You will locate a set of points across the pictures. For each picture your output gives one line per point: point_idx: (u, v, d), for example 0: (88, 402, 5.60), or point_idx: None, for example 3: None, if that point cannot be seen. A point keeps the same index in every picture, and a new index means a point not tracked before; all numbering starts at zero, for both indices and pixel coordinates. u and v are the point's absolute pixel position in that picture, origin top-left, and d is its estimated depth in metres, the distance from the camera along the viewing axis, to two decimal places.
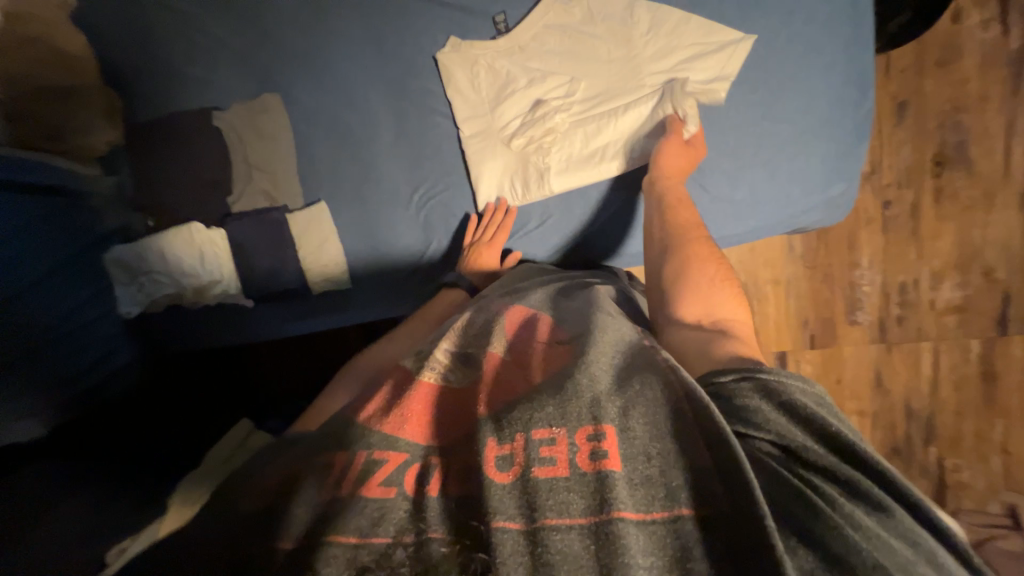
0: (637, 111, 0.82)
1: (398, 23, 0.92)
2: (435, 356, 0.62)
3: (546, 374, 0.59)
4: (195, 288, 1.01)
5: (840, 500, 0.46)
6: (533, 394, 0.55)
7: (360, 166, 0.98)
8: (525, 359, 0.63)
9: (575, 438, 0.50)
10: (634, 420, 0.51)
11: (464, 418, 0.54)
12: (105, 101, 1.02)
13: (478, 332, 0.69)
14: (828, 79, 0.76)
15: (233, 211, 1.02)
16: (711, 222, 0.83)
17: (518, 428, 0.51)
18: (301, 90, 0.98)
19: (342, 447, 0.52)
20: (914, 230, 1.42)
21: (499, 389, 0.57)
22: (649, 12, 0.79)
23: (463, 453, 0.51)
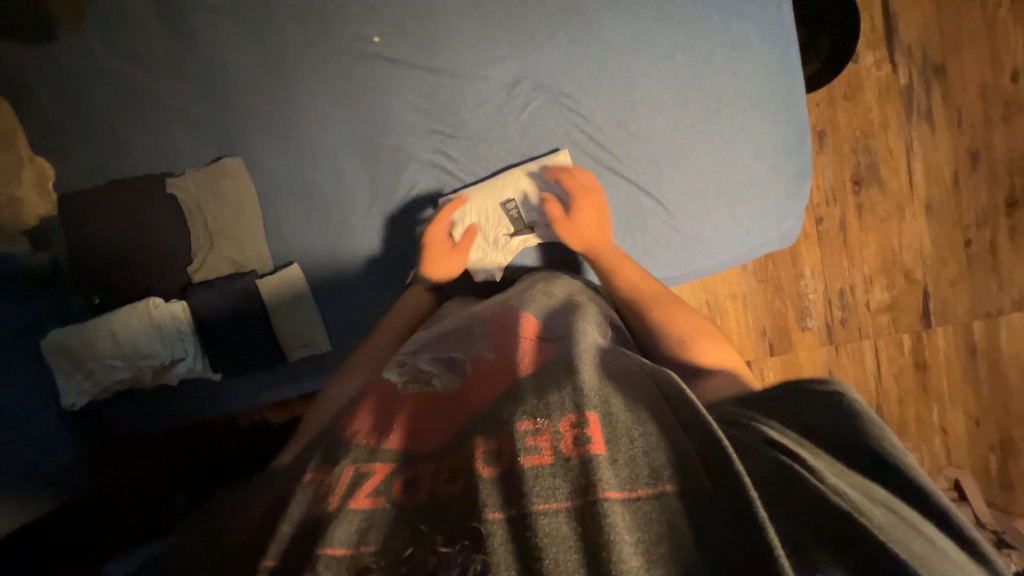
0: (609, 161, 0.87)
1: (365, 84, 0.91)
2: (422, 369, 0.62)
3: (530, 368, 0.58)
4: (158, 371, 0.92)
5: (826, 476, 0.42)
6: (518, 391, 0.53)
7: (332, 225, 0.95)
8: (505, 354, 0.62)
9: (559, 426, 0.47)
10: (615, 406, 0.49)
11: (454, 421, 0.55)
12: (36, 172, 0.93)
13: (462, 338, 0.68)
14: (773, 128, 0.85)
15: (194, 280, 0.96)
16: (684, 258, 0.88)
17: (502, 427, 0.48)
18: (265, 152, 0.95)
19: (330, 465, 0.49)
20: (845, 241, 1.59)
21: (481, 392, 0.57)
22: (612, 73, 0.85)
23: (454, 458, 0.49)
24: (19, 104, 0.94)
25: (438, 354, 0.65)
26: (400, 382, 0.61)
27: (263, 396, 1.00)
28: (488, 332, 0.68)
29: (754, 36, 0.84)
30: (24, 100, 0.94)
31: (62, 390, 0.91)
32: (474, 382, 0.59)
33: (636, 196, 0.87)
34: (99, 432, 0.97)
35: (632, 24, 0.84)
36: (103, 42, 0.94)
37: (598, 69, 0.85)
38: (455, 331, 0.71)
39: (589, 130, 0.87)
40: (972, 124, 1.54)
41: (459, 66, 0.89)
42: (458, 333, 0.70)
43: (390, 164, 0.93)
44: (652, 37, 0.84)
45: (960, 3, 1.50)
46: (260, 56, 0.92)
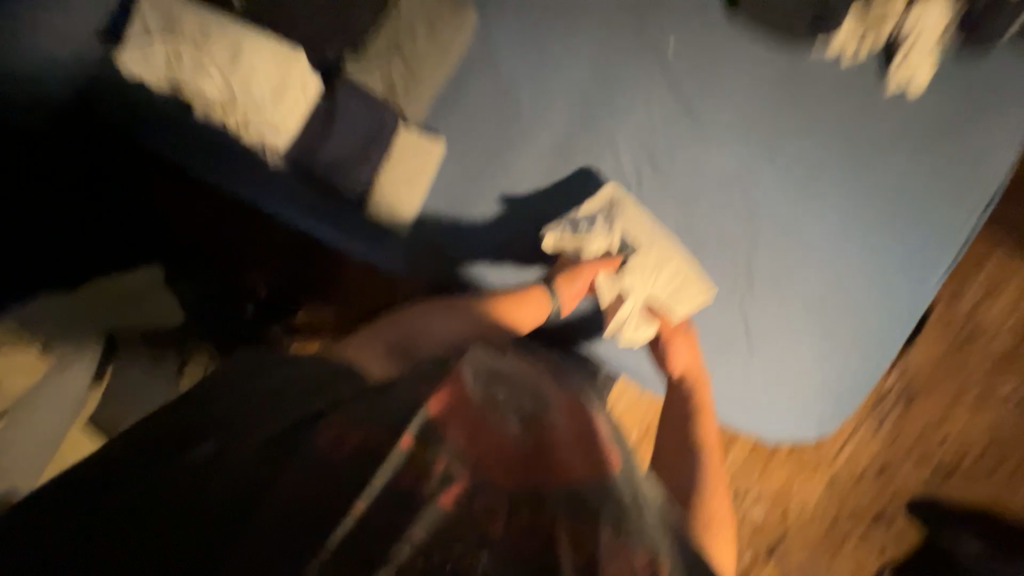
0: (744, 288, 0.90)
1: (631, 65, 0.88)
2: (506, 402, 0.62)
3: (605, 467, 0.54)
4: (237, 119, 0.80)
5: None
6: (591, 480, 0.50)
7: (501, 143, 0.89)
8: (576, 432, 0.60)
9: (626, 544, 0.43)
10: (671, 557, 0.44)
11: (523, 462, 0.51)
12: None
13: (541, 396, 0.67)
14: (855, 370, 0.94)
15: (340, 71, 0.83)
16: (724, 401, 0.93)
17: (578, 500, 0.47)
18: (502, 35, 0.88)
19: (420, 439, 0.50)
20: (828, 486, 1.25)
21: (559, 455, 0.53)
22: (798, 234, 0.90)
23: (525, 502, 0.46)
24: None
25: (521, 400, 0.63)
26: (478, 408, 0.58)
27: (298, 217, 0.88)
28: (564, 403, 0.68)
29: (912, 300, 0.90)
30: None
31: (139, 10, 0.75)
32: (557, 441, 0.56)
33: (736, 332, 0.91)
34: (103, 115, 0.86)
35: (843, 217, 0.89)
36: None
37: (797, 224, 0.89)
38: (530, 384, 0.70)
39: (751, 256, 0.90)
40: None
41: (708, 119, 0.88)
42: (533, 390, 0.69)
43: (588, 136, 0.89)
44: (847, 233, 0.89)
45: None
46: None
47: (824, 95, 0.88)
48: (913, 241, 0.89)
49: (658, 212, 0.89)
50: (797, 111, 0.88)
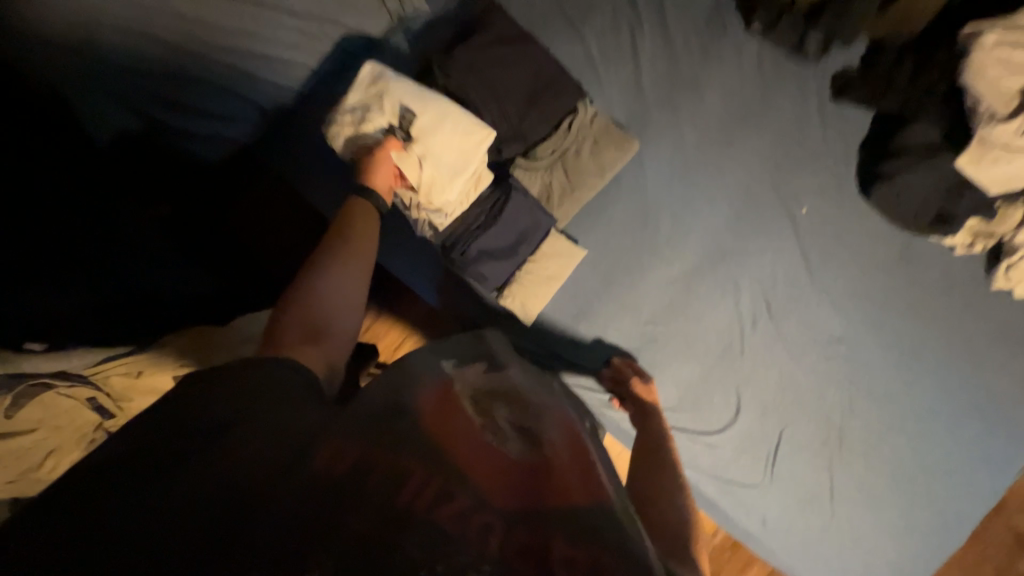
0: (835, 447, 0.94)
1: (763, 218, 0.96)
2: (493, 422, 0.51)
3: (603, 495, 0.45)
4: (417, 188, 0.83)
5: None
6: (589, 512, 0.41)
7: (632, 262, 0.95)
8: (575, 455, 0.50)
9: None
10: None
11: (513, 486, 0.41)
12: None
13: (527, 408, 0.57)
14: (924, 548, 0.95)
15: (507, 171, 0.92)
16: (795, 552, 0.94)
17: (585, 538, 0.37)
18: (654, 167, 0.96)
19: (391, 451, 0.40)
20: None
21: (547, 478, 0.44)
22: (888, 402, 0.95)
23: (524, 531, 0.37)
24: None
25: (509, 417, 0.54)
26: (468, 424, 0.48)
27: (422, 281, 0.96)
28: (559, 423, 0.58)
29: (986, 490, 0.95)
30: None
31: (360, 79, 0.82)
32: (536, 461, 0.46)
33: (819, 486, 0.93)
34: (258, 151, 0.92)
35: (930, 398, 0.95)
36: None
37: (889, 394, 0.95)
38: (530, 403, 0.59)
39: (844, 418, 0.94)
40: None
41: (825, 282, 0.95)
42: (533, 406, 0.59)
43: (716, 274, 0.95)
44: (935, 414, 0.95)
45: None
46: (726, 117, 0.97)
47: (928, 284, 0.96)
48: (988, 435, 0.96)
49: (765, 355, 0.94)
50: (903, 293, 0.96)
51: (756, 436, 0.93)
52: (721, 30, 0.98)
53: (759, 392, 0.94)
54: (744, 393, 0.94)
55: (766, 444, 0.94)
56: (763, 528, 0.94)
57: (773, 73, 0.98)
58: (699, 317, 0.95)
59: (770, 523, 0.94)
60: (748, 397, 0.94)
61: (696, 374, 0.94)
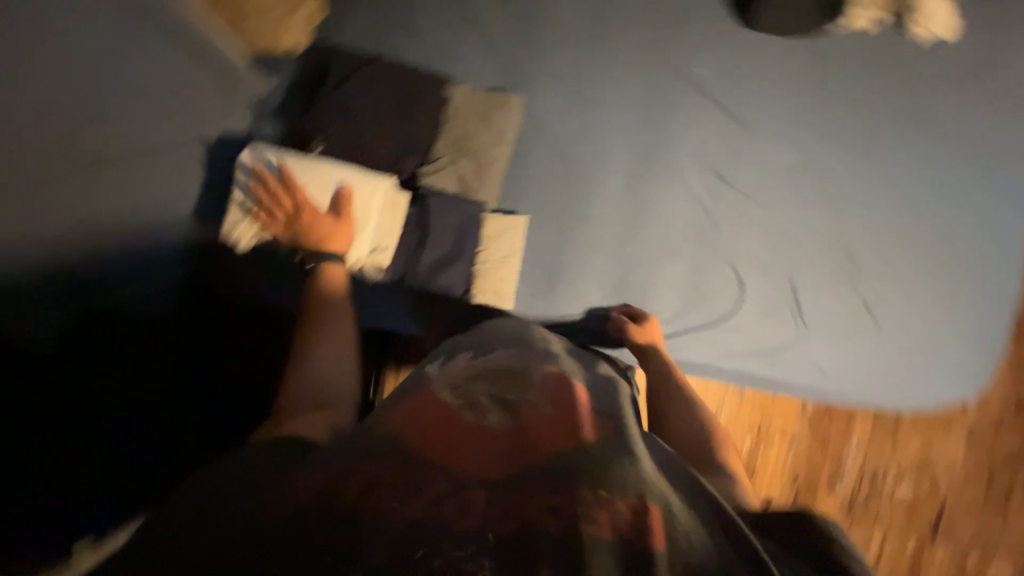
0: (851, 268, 0.91)
1: (668, 97, 0.94)
2: (474, 397, 0.51)
3: (593, 436, 0.47)
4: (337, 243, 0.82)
5: None
6: (573, 458, 0.42)
7: (574, 202, 0.94)
8: (555, 407, 0.50)
9: (621, 506, 0.37)
10: (680, 507, 0.39)
11: (495, 459, 0.43)
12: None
13: (508, 370, 0.57)
14: (978, 310, 0.93)
15: (417, 183, 0.91)
16: (869, 382, 0.91)
17: (566, 484, 0.39)
18: (546, 106, 0.95)
19: (359, 459, 0.41)
20: (971, 440, 1.21)
21: (532, 439, 0.45)
22: (874, 198, 0.92)
23: (506, 498, 0.38)
24: None
25: (491, 386, 0.54)
26: (434, 416, 0.48)
27: (403, 322, 0.94)
28: (544, 372, 0.57)
29: (998, 226, 0.94)
30: None
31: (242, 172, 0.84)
32: (521, 427, 0.47)
33: (856, 310, 0.91)
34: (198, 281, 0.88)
35: (910, 173, 0.93)
36: None
37: (870, 191, 0.92)
38: (515, 366, 0.58)
39: (845, 237, 0.91)
40: None
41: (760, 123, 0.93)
42: (516, 366, 0.59)
43: (658, 172, 0.93)
44: (921, 189, 0.93)
45: None
46: (588, 26, 0.95)
47: (856, 72, 0.93)
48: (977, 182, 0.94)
49: (740, 219, 0.92)
50: (836, 93, 0.93)
51: (774, 297, 0.91)
52: None
53: (753, 255, 0.92)
54: (739, 263, 0.92)
55: (786, 299, 0.91)
56: (827, 376, 0.91)
57: None
58: (661, 219, 0.93)
59: (828, 368, 0.91)
60: (744, 266, 0.92)
61: (687, 271, 0.93)
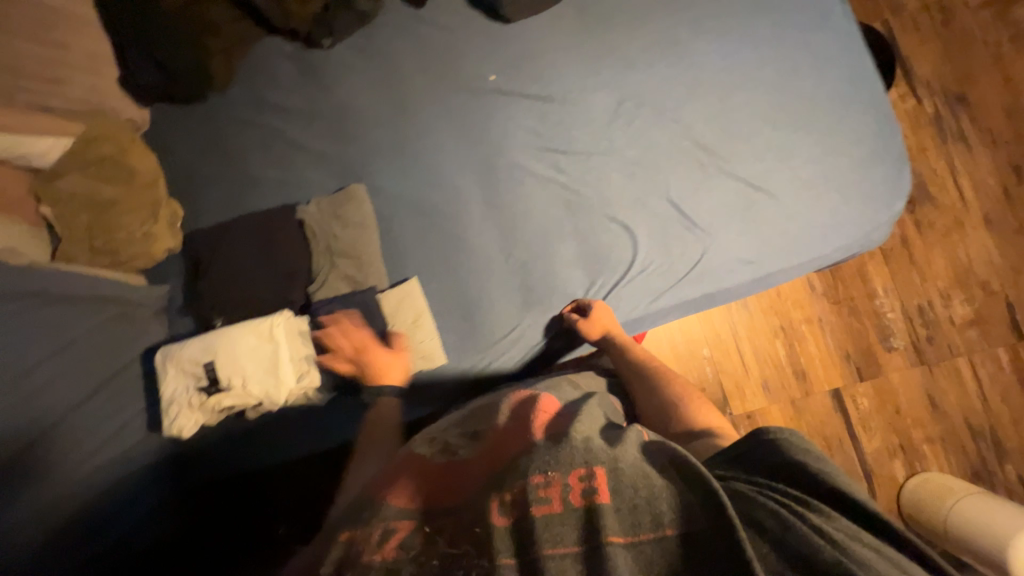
0: (714, 160, 0.91)
1: (478, 112, 1.00)
2: (449, 444, 0.67)
3: (543, 433, 0.62)
4: (263, 395, 0.86)
5: (846, 542, 0.46)
6: (526, 451, 0.58)
7: (450, 241, 0.99)
8: (519, 425, 0.65)
9: (567, 479, 0.52)
10: (621, 463, 0.54)
11: (464, 479, 0.59)
12: (149, 199, 1.02)
13: (483, 414, 0.74)
14: (865, 121, 0.89)
15: (313, 301, 0.98)
16: (799, 246, 0.89)
17: (517, 480, 0.53)
18: (385, 179, 1.02)
19: (361, 520, 0.55)
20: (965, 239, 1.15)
21: (495, 454, 0.61)
22: (699, 89, 0.93)
23: (473, 505, 0.53)
24: (175, 168, 1.09)
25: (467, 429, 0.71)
26: (432, 458, 0.64)
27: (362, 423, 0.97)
28: (509, 403, 0.74)
29: (837, 38, 0.91)
30: (178, 165, 1.08)
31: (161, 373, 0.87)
32: (486, 450, 0.63)
33: (744, 191, 0.90)
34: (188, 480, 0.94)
35: (720, 48, 0.93)
36: (247, 98, 1.08)
37: (693, 85, 0.93)
38: (485, 408, 0.76)
39: (693, 137, 0.92)
40: (1005, 140, 1.60)
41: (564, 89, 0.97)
42: (485, 409, 0.76)
43: (503, 178, 0.98)
44: (739, 54, 0.92)
45: (965, 45, 1.63)
46: (384, 96, 1.03)
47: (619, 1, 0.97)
48: (789, 15, 0.92)
49: (595, 175, 0.95)
50: (614, 25, 0.97)
51: (662, 224, 0.92)
52: (316, 59, 1.05)
53: (624, 198, 0.94)
54: (615, 212, 0.93)
55: (673, 218, 0.92)
56: (755, 263, 0.89)
57: (372, 36, 1.04)
58: (529, 212, 0.96)
59: (751, 255, 0.89)
60: (621, 211, 0.93)
61: (576, 243, 0.95)
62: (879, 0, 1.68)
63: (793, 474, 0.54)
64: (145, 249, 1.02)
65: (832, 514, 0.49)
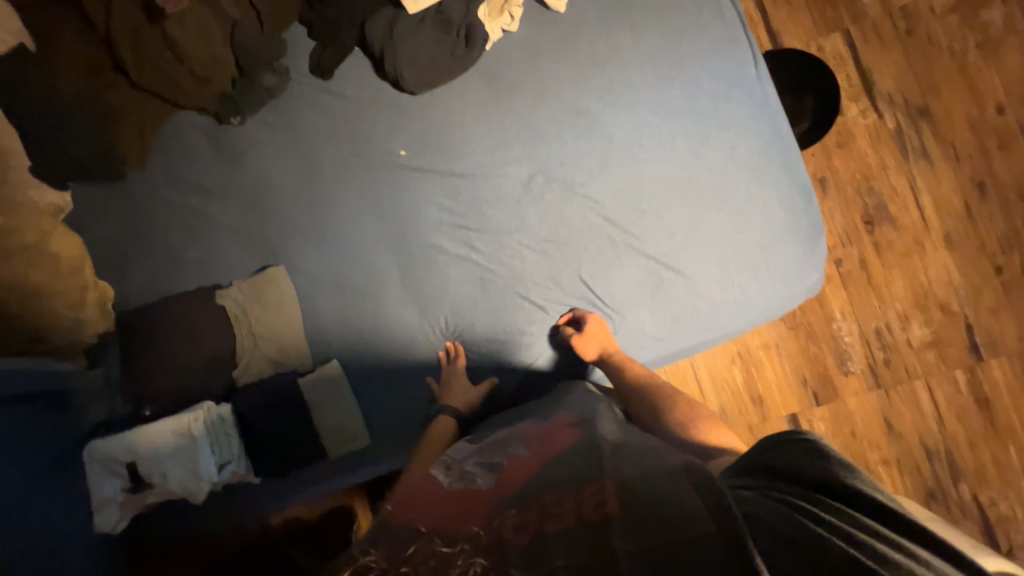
0: (625, 237, 0.90)
1: (392, 190, 0.98)
2: (468, 473, 0.70)
3: (562, 457, 0.66)
4: (184, 491, 0.90)
5: (882, 552, 0.42)
6: (545, 476, 0.61)
7: (370, 321, 1.00)
8: (541, 450, 0.70)
9: (582, 497, 0.53)
10: (638, 480, 0.55)
11: (481, 499, 0.61)
12: (79, 283, 1.01)
13: (499, 445, 0.78)
14: (780, 192, 0.86)
15: (239, 384, 1.01)
16: (708, 323, 0.89)
17: (532, 502, 0.56)
18: (305, 258, 1.02)
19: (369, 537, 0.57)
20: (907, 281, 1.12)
21: (513, 478, 0.64)
22: (609, 163, 0.91)
23: (485, 520, 0.55)
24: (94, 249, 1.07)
25: (484, 459, 0.74)
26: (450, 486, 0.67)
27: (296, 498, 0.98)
28: (523, 435, 0.78)
29: (752, 103, 0.87)
30: (96, 246, 1.07)
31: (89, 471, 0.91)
32: (506, 475, 0.66)
33: (654, 269, 0.89)
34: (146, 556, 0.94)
35: (631, 118, 0.90)
36: (162, 175, 1.05)
37: (604, 158, 0.91)
38: (500, 439, 0.79)
39: (603, 213, 0.91)
40: (969, 155, 1.54)
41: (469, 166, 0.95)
42: (499, 441, 0.79)
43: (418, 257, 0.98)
44: (651, 124, 0.89)
45: (929, 54, 1.55)
46: (299, 174, 1.02)
47: (528, 68, 0.94)
48: (701, 78, 0.88)
49: (509, 254, 0.94)
50: (524, 95, 0.94)
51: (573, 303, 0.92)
52: (228, 136, 1.03)
53: (538, 276, 0.93)
54: (528, 290, 0.93)
55: (586, 297, 0.91)
56: (666, 340, 0.90)
57: (283, 110, 1.01)
58: (447, 292, 0.97)
59: (661, 333, 0.90)
60: (534, 290, 0.94)
61: (492, 322, 0.95)
62: (841, 8, 1.58)
63: (806, 474, 0.50)
64: (78, 335, 1.00)
65: (851, 513, 0.46)
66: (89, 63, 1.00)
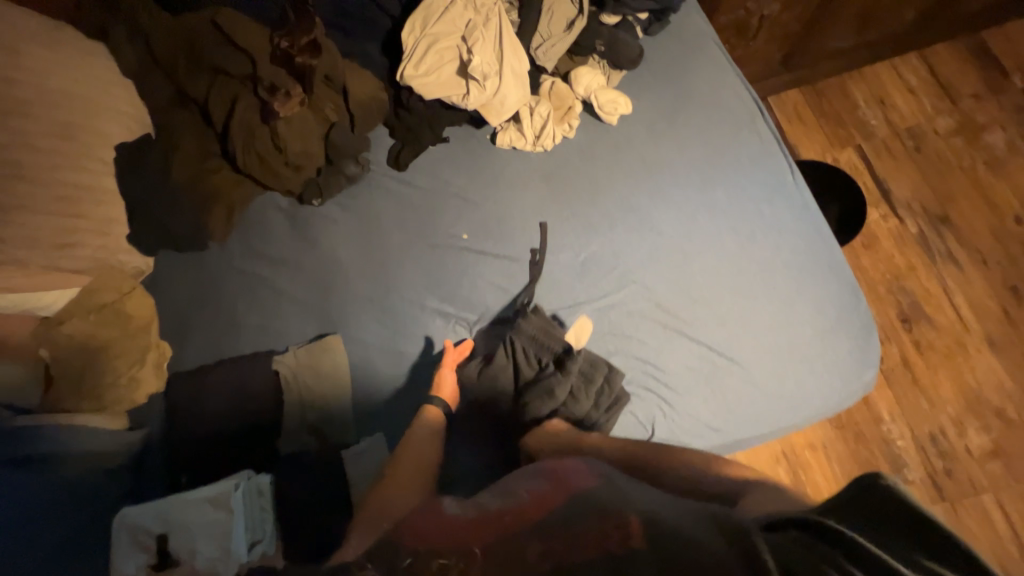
0: (678, 324, 0.92)
1: (451, 266, 1.05)
2: (481, 503, 0.71)
3: (575, 489, 0.65)
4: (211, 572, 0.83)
5: None
6: (565, 510, 0.60)
7: (421, 394, 1.01)
8: (555, 484, 0.68)
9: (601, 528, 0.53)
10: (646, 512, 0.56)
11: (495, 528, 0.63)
12: (141, 344, 1.06)
13: (516, 481, 0.75)
14: (827, 288, 0.91)
15: (279, 454, 0.99)
16: (770, 416, 0.88)
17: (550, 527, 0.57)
18: (362, 330, 1.06)
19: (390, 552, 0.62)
20: None
21: (528, 511, 0.64)
22: (661, 255, 0.97)
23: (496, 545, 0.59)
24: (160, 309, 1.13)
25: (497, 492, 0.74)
26: (464, 515, 0.68)
27: None
28: (539, 470, 0.76)
29: (794, 208, 0.96)
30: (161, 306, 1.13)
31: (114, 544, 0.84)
32: (519, 508, 0.65)
33: (708, 357, 0.90)
34: None
35: (684, 216, 0.98)
36: (241, 248, 1.15)
37: (655, 251, 0.97)
38: (514, 475, 0.78)
39: (655, 299, 0.94)
40: (997, 262, 1.59)
41: (512, 249, 1.03)
42: (516, 476, 0.78)
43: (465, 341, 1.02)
44: (699, 221, 0.97)
45: (940, 170, 1.68)
46: (367, 252, 1.10)
47: (584, 168, 1.05)
48: (744, 183, 0.98)
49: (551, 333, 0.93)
50: (581, 193, 1.03)
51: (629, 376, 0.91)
52: (308, 215, 1.14)
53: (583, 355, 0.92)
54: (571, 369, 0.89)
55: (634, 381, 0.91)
56: (722, 431, 0.88)
57: (360, 195, 1.13)
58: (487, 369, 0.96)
59: (717, 422, 0.88)
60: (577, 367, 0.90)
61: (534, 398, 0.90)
62: (852, 128, 1.75)
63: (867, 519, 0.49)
64: (129, 393, 1.03)
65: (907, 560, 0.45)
66: (200, 150, 1.15)
